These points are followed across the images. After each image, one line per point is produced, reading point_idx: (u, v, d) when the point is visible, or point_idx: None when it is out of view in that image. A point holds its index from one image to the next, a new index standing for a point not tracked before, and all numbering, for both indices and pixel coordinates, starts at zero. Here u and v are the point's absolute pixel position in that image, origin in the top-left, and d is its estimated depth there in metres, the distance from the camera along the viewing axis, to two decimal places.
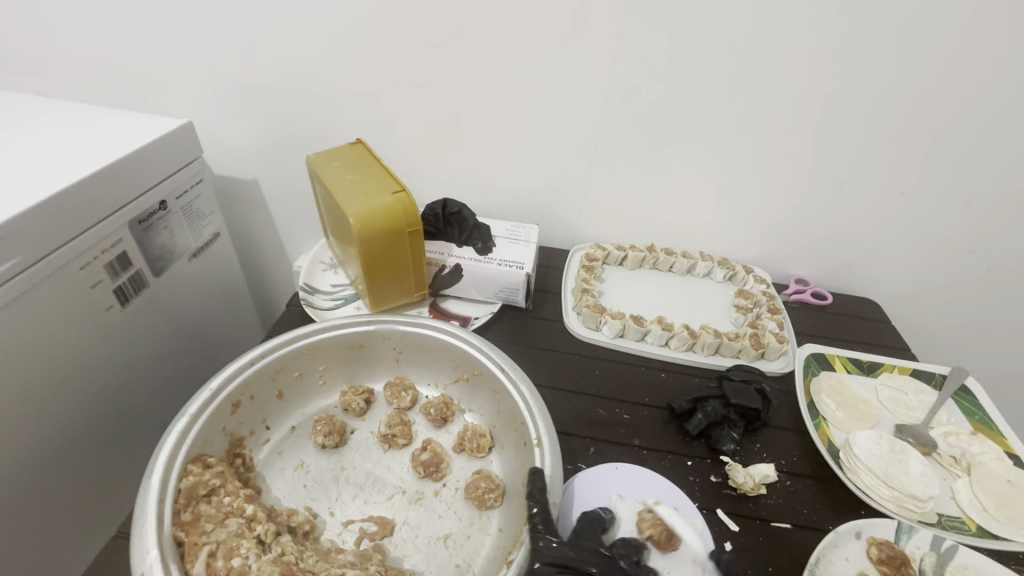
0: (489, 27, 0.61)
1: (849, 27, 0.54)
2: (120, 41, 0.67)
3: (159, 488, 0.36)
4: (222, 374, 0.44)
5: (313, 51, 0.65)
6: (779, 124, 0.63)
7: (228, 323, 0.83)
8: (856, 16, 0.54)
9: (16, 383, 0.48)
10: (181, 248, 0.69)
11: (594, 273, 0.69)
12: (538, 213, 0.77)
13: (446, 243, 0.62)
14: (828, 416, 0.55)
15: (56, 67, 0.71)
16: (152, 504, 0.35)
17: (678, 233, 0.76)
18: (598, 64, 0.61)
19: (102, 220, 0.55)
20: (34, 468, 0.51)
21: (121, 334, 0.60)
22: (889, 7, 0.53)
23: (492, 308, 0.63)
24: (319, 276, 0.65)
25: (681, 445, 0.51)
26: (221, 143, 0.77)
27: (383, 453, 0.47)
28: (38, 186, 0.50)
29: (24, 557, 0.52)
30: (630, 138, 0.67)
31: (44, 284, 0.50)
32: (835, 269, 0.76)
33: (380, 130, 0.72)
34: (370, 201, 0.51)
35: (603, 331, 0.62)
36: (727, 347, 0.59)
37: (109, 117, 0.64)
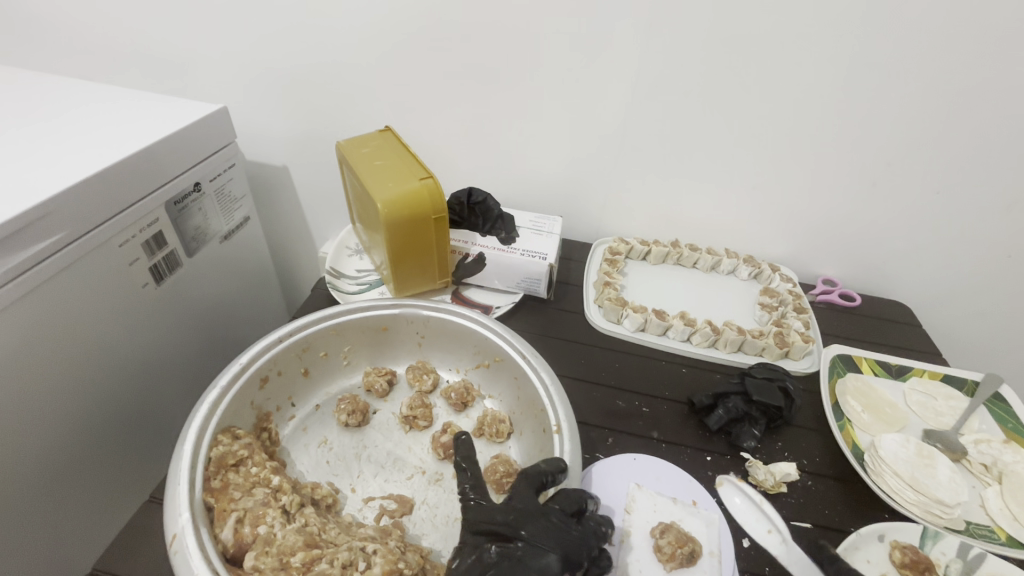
0: (516, 18, 0.61)
1: (885, 22, 0.53)
2: (158, 28, 0.70)
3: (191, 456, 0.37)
4: (252, 350, 0.45)
5: (343, 41, 0.67)
6: (809, 121, 0.61)
7: (254, 307, 0.85)
8: (897, 10, 0.52)
9: (60, 353, 0.51)
10: (212, 231, 0.71)
11: (617, 267, 0.68)
12: (561, 205, 0.76)
13: (470, 232, 0.63)
14: (853, 417, 0.54)
15: (98, 52, 0.74)
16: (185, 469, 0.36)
17: (703, 230, 0.75)
18: (625, 56, 0.61)
19: (140, 200, 0.57)
20: (72, 436, 0.54)
21: (155, 311, 0.63)
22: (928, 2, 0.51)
23: (514, 298, 0.63)
24: (345, 261, 0.66)
25: (700, 441, 0.51)
26: (252, 130, 0.78)
27: (403, 433, 0.48)
28: (80, 164, 0.52)
29: (59, 521, 0.54)
30: (656, 133, 0.66)
31: (87, 259, 0.52)
32: (865, 271, 0.74)
33: (407, 120, 0.73)
34: (398, 187, 0.52)
35: (624, 324, 0.61)
36: (750, 344, 0.58)
37: (147, 100, 0.66)
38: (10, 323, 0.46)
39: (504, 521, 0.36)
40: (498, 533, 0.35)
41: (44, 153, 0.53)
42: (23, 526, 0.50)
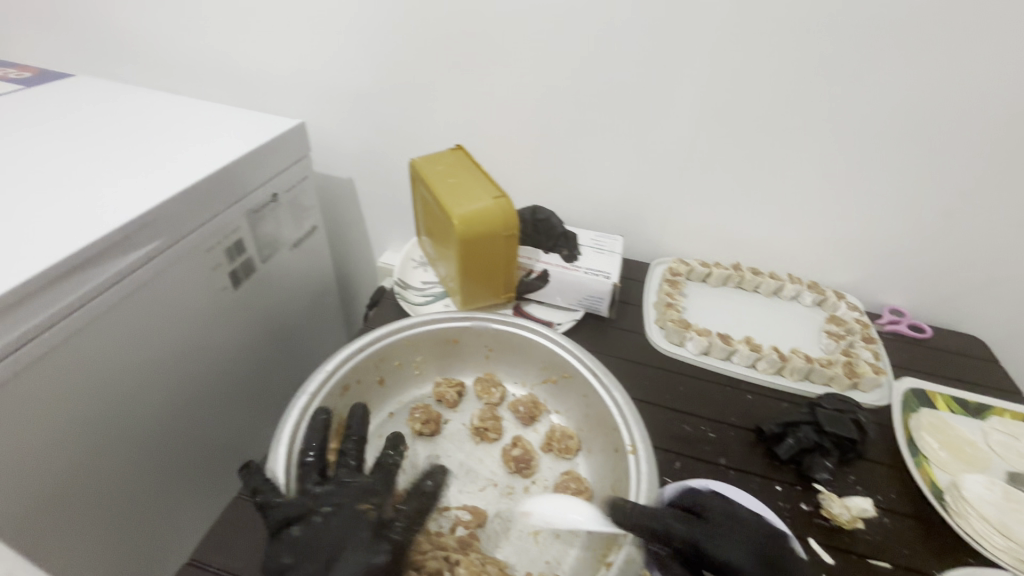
0: (585, 43, 0.63)
1: (967, 49, 0.52)
2: (246, 47, 0.75)
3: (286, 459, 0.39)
4: (336, 358, 0.47)
5: (418, 61, 0.70)
6: (881, 147, 0.61)
7: (315, 314, 0.88)
8: (979, 40, 0.52)
9: (145, 352, 0.55)
10: (284, 239, 0.74)
11: (678, 288, 0.68)
12: (620, 225, 0.77)
13: (533, 249, 0.65)
14: (929, 455, 0.52)
15: (189, 70, 0.80)
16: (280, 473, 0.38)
17: (765, 254, 0.74)
18: (693, 80, 0.62)
19: (225, 210, 0.61)
20: (150, 431, 0.57)
21: (230, 315, 0.66)
22: (1015, 29, 0.50)
23: (575, 316, 0.64)
24: (411, 273, 0.68)
25: (768, 469, 0.50)
26: (323, 143, 0.82)
27: (474, 445, 0.49)
28: (176, 177, 0.56)
29: (132, 511, 0.58)
30: (721, 156, 0.67)
31: (176, 265, 0.56)
32: (937, 302, 0.71)
33: (472, 138, 0.75)
34: (473, 205, 0.54)
35: (687, 347, 0.61)
36: (818, 373, 0.57)
37: (233, 113, 0.70)
38: (107, 325, 0.50)
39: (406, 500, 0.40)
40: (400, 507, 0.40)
41: (143, 165, 0.57)
42: (109, 513, 0.54)
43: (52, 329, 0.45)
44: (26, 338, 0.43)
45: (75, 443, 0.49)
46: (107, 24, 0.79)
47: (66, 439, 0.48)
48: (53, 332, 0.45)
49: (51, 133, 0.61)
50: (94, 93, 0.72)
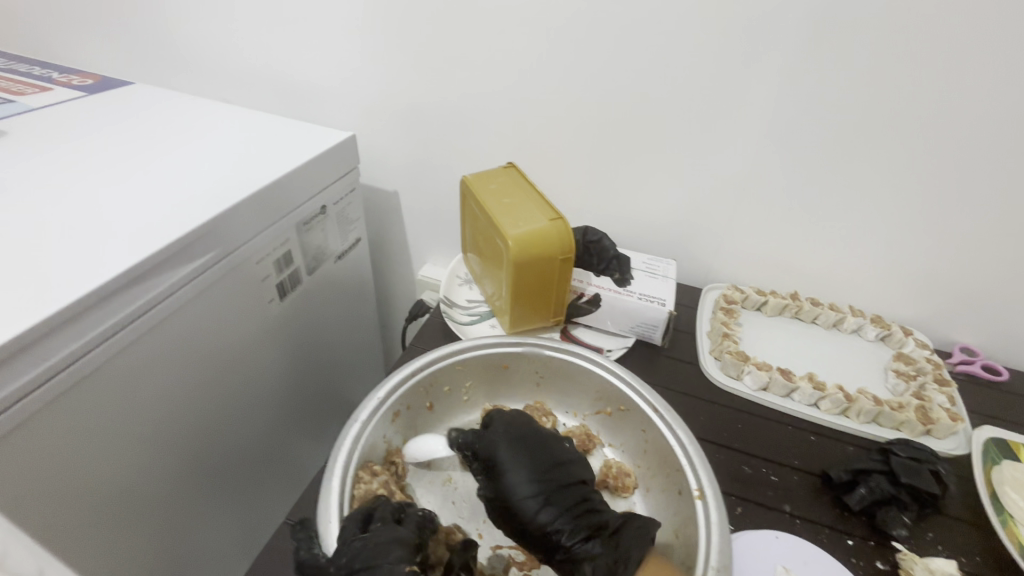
0: (646, 62, 0.61)
1: None
2: (301, 59, 0.76)
3: (338, 494, 0.38)
4: (387, 384, 0.46)
5: (472, 76, 0.69)
6: (962, 177, 0.57)
7: (355, 325, 0.88)
8: None
9: (193, 364, 0.55)
10: (330, 251, 0.74)
11: (734, 317, 0.65)
12: (670, 248, 0.75)
13: (584, 271, 0.62)
14: (1018, 515, 0.46)
15: (244, 80, 0.81)
16: (333, 510, 0.37)
17: (825, 284, 0.71)
18: (758, 103, 0.59)
19: (276, 222, 0.61)
20: (192, 442, 0.57)
21: (274, 326, 0.66)
22: None
23: (626, 342, 0.61)
24: (457, 291, 0.67)
25: (838, 520, 0.46)
26: (370, 155, 0.82)
27: None
28: (231, 189, 0.56)
29: (174, 523, 0.57)
30: (783, 181, 0.64)
31: (227, 278, 0.56)
32: (1014, 343, 0.67)
33: (522, 155, 0.74)
34: (528, 226, 0.53)
35: (744, 381, 0.58)
36: (888, 417, 0.54)
37: (284, 124, 0.71)
38: (156, 339, 0.50)
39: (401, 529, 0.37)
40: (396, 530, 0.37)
41: (198, 175, 0.58)
42: (153, 526, 0.54)
43: (105, 343, 0.45)
44: (80, 353, 0.43)
45: (122, 457, 0.49)
46: (168, 34, 0.81)
47: (114, 454, 0.48)
48: (106, 347, 0.45)
49: (112, 141, 0.62)
50: (153, 101, 0.74)
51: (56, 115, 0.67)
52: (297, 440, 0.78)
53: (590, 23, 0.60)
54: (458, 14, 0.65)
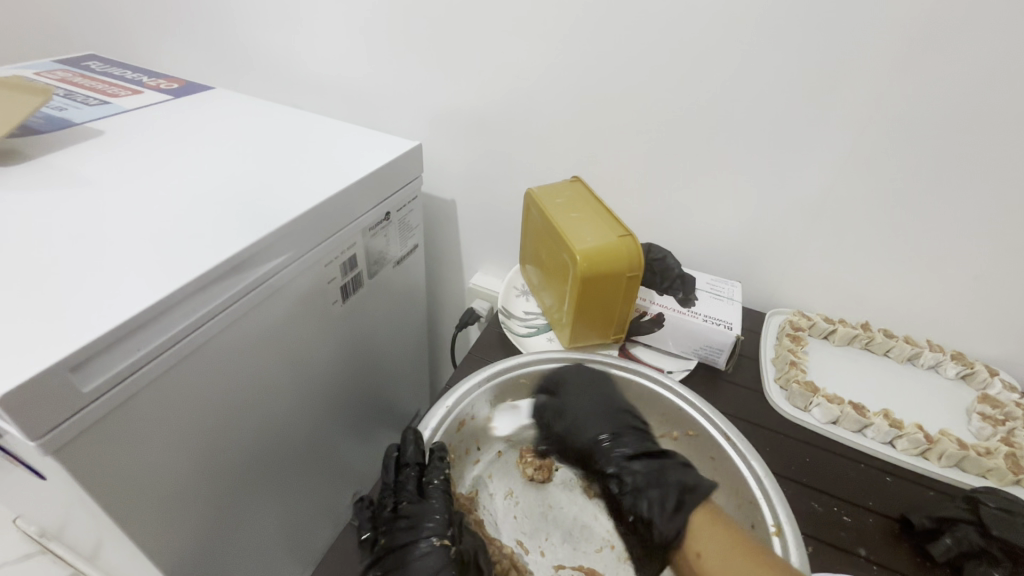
0: (721, 81, 0.60)
1: None
2: (373, 70, 0.78)
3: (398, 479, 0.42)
4: (456, 393, 0.47)
5: (540, 91, 0.70)
6: None
7: (404, 330, 0.89)
8: None
9: (259, 361, 0.56)
10: (390, 256, 0.76)
11: (802, 345, 0.62)
12: (732, 270, 0.73)
13: (647, 290, 0.62)
14: None
15: (317, 88, 0.85)
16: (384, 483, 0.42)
17: (899, 316, 0.67)
18: (837, 126, 0.58)
19: (345, 227, 0.63)
20: (251, 437, 0.59)
21: (333, 326, 0.68)
22: None
23: (688, 365, 0.60)
24: (514, 302, 0.67)
25: (918, 570, 0.44)
26: (432, 164, 0.84)
27: (588, 498, 0.47)
28: (307, 193, 0.58)
29: (227, 515, 0.59)
30: (859, 206, 0.61)
31: (297, 279, 0.58)
32: None
33: (583, 169, 0.74)
34: (598, 241, 0.52)
35: (812, 413, 0.56)
36: (973, 462, 0.50)
37: (354, 132, 0.73)
38: (231, 335, 0.52)
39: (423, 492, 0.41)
40: (418, 493, 0.40)
41: (274, 179, 0.60)
42: (211, 514, 0.56)
43: (188, 337, 0.47)
44: (166, 345, 0.45)
45: (191, 447, 0.51)
46: (249, 45, 0.85)
47: (185, 442, 0.50)
48: (188, 341, 0.47)
49: (197, 143, 0.66)
50: (232, 106, 0.77)
51: (146, 117, 0.71)
52: (344, 440, 0.79)
53: (668, 39, 0.60)
54: (533, 30, 0.66)
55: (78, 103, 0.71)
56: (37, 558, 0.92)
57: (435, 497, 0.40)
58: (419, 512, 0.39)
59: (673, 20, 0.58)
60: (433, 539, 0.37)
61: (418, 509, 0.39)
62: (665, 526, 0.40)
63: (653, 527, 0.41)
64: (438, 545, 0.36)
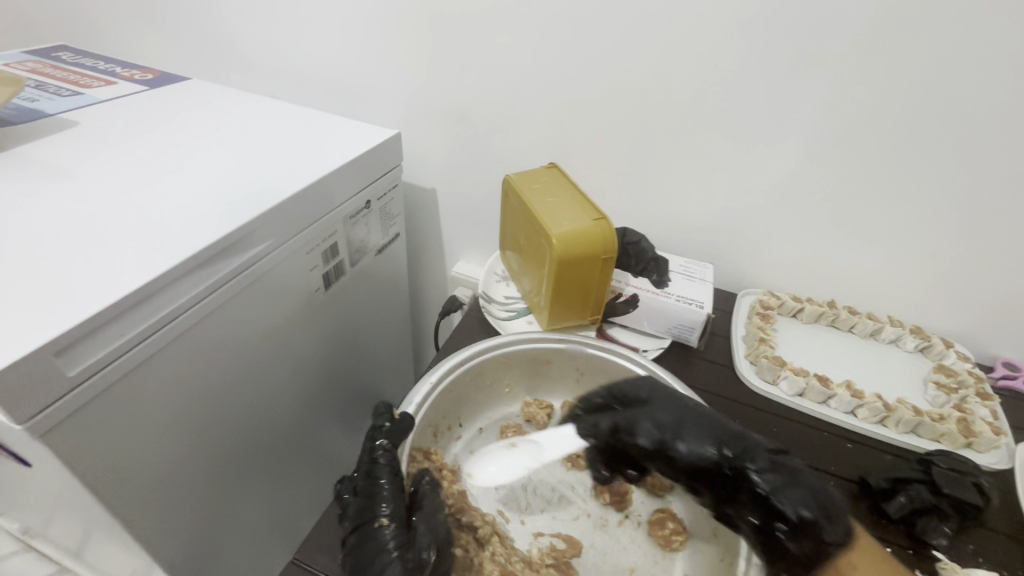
0: (692, 67, 0.62)
1: None
2: (351, 59, 0.78)
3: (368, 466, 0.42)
4: (438, 370, 0.49)
5: (517, 80, 0.71)
6: (1009, 192, 0.57)
7: (387, 319, 0.90)
8: None
9: (241, 349, 0.57)
10: (371, 245, 0.76)
11: (770, 322, 0.65)
12: (705, 252, 0.75)
13: (622, 272, 0.64)
14: None
15: (294, 77, 0.84)
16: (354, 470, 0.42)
17: (863, 294, 0.70)
18: (802, 112, 0.60)
19: (325, 215, 0.63)
20: (236, 424, 0.60)
21: (316, 315, 0.68)
22: None
23: (662, 343, 0.62)
24: (494, 287, 0.69)
25: (878, 528, 0.47)
26: (412, 154, 0.85)
27: (565, 470, 0.48)
28: (284, 183, 0.59)
29: (213, 503, 0.60)
30: (824, 189, 0.64)
31: (279, 267, 0.59)
32: None
33: (561, 156, 0.75)
34: (572, 225, 0.54)
35: (780, 386, 0.58)
36: (928, 427, 0.54)
37: (332, 122, 0.73)
38: (214, 323, 0.53)
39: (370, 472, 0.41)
40: (366, 473, 0.41)
41: (252, 169, 0.60)
42: (198, 500, 0.57)
43: (173, 324, 0.48)
44: (150, 331, 0.46)
45: (177, 434, 0.52)
46: (225, 36, 0.85)
47: (172, 429, 0.51)
48: (172, 328, 0.48)
49: (174, 134, 0.65)
50: (210, 96, 0.77)
51: (120, 108, 0.70)
52: (329, 428, 0.80)
53: (642, 30, 0.61)
54: (510, 18, 0.66)
55: (50, 95, 0.70)
56: (22, 556, 0.92)
57: (384, 477, 0.40)
58: (367, 494, 0.39)
59: (647, 11, 0.60)
60: (378, 519, 0.38)
61: (364, 491, 0.40)
62: (836, 530, 0.39)
63: (823, 530, 0.39)
64: (379, 526, 0.37)
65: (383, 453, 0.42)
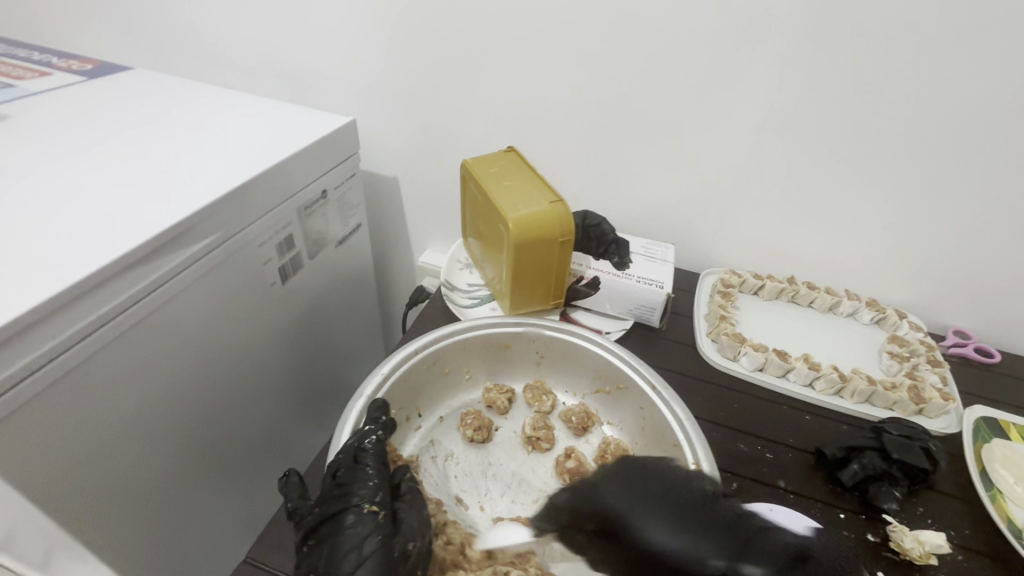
0: (647, 46, 0.61)
1: None
2: (302, 44, 0.75)
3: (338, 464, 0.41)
4: (391, 361, 0.48)
5: (473, 62, 0.69)
6: (956, 165, 0.58)
7: (354, 312, 0.88)
8: None
9: (191, 347, 0.55)
10: (331, 236, 0.75)
11: (731, 300, 0.66)
12: (669, 233, 0.75)
13: (584, 255, 0.64)
14: (1004, 489, 0.49)
15: (244, 64, 0.81)
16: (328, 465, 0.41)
17: (822, 269, 0.72)
18: (756, 89, 0.60)
19: (277, 206, 0.61)
20: (192, 424, 0.58)
21: (275, 309, 0.67)
22: None
23: (625, 325, 0.62)
24: (457, 274, 0.68)
25: (832, 496, 0.48)
26: (372, 142, 0.83)
27: (526, 454, 0.49)
28: (230, 174, 0.56)
29: (172, 506, 0.58)
30: (780, 166, 0.64)
31: (229, 261, 0.57)
32: (1006, 328, 0.67)
33: (522, 140, 0.74)
34: (528, 208, 0.53)
35: (740, 362, 0.59)
36: (881, 396, 0.55)
37: (283, 110, 0.70)
38: (160, 321, 0.51)
39: (353, 461, 0.40)
40: (349, 460, 0.40)
41: (197, 160, 0.58)
42: (155, 505, 0.55)
43: (111, 323, 0.46)
44: (89, 329, 0.44)
45: (125, 437, 0.50)
46: (169, 23, 0.81)
47: (121, 431, 0.49)
48: (112, 327, 0.46)
49: (116, 126, 0.62)
50: (156, 87, 0.74)
51: (57, 101, 0.67)
52: (297, 425, 0.79)
53: (596, 9, 0.60)
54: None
55: None
56: None
57: (371, 465, 0.40)
58: (349, 482, 0.39)
59: None
60: (362, 508, 0.37)
61: (346, 480, 0.39)
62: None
63: None
64: (367, 512, 0.37)
65: (370, 443, 0.41)
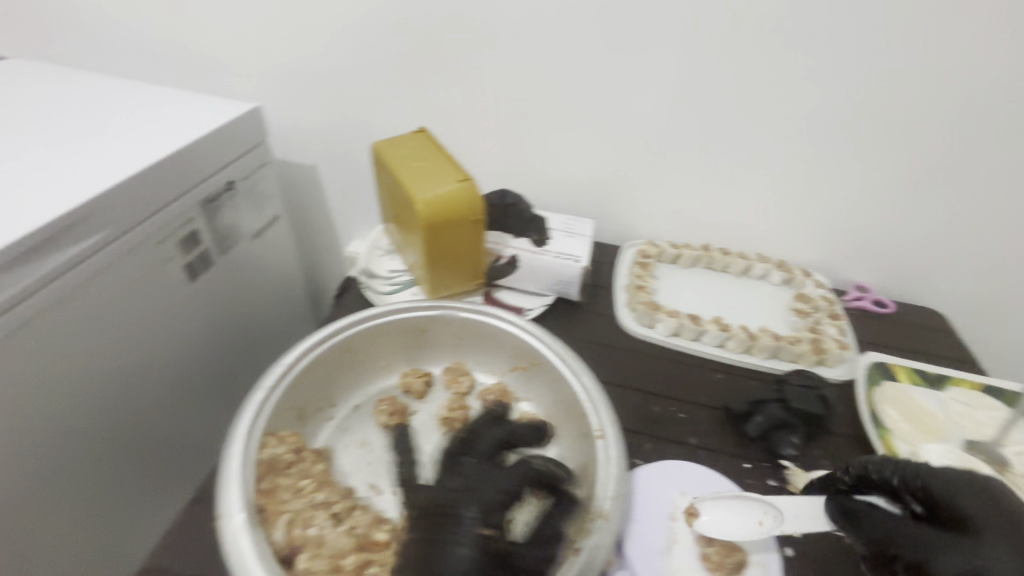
0: (550, 20, 0.61)
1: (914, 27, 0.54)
2: (198, 26, 0.71)
3: (239, 458, 0.40)
4: (295, 351, 0.48)
5: (380, 41, 0.68)
6: (843, 127, 0.62)
7: (281, 307, 0.85)
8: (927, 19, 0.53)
9: (90, 351, 0.52)
10: (244, 229, 0.72)
11: (649, 270, 0.68)
12: (590, 209, 0.76)
13: (503, 234, 0.64)
14: (892, 427, 0.53)
15: (135, 50, 0.75)
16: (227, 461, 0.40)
17: (735, 236, 0.74)
18: (658, 60, 0.61)
19: (176, 199, 0.58)
20: (102, 432, 0.54)
21: (187, 308, 0.63)
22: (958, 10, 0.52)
23: (546, 300, 0.63)
24: (377, 262, 0.66)
25: (738, 448, 0.50)
26: (284, 130, 0.79)
27: (443, 436, 0.49)
28: (116, 166, 0.53)
29: (84, 520, 0.55)
30: (688, 136, 0.66)
31: (125, 258, 0.54)
32: (899, 280, 0.73)
33: (437, 122, 0.73)
34: (436, 189, 0.52)
35: (657, 329, 0.61)
36: (786, 351, 0.58)
37: (179, 98, 0.66)
38: (48, 324, 0.47)
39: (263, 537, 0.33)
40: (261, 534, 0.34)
41: (77, 152, 0.53)
42: (61, 520, 0.52)
43: None
44: None
45: (17, 451, 0.46)
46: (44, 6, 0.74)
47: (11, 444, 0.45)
48: None
49: None
50: (31, 76, 0.67)
51: None
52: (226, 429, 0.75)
53: None
54: None
55: None
56: None
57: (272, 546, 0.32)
58: None
59: None
60: None
61: None
62: None
63: None
64: None
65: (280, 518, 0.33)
